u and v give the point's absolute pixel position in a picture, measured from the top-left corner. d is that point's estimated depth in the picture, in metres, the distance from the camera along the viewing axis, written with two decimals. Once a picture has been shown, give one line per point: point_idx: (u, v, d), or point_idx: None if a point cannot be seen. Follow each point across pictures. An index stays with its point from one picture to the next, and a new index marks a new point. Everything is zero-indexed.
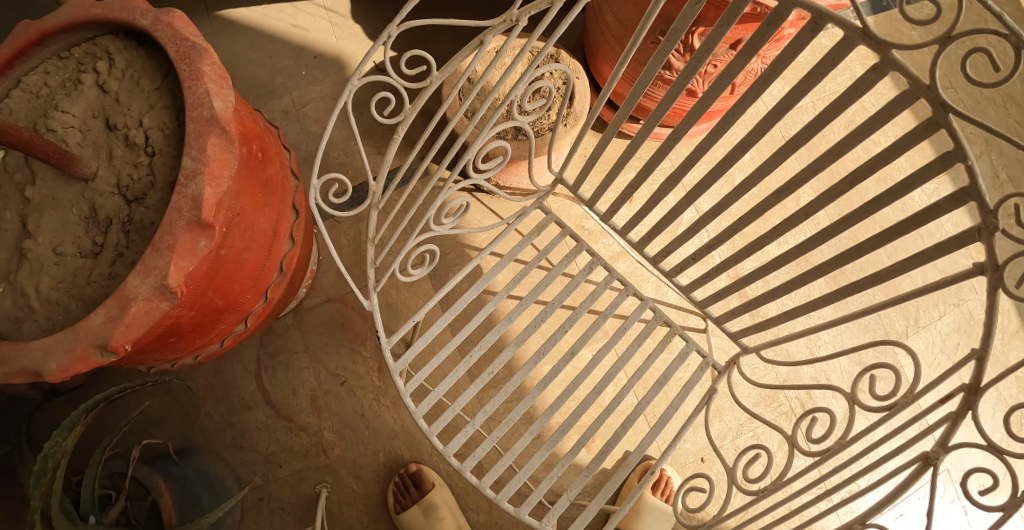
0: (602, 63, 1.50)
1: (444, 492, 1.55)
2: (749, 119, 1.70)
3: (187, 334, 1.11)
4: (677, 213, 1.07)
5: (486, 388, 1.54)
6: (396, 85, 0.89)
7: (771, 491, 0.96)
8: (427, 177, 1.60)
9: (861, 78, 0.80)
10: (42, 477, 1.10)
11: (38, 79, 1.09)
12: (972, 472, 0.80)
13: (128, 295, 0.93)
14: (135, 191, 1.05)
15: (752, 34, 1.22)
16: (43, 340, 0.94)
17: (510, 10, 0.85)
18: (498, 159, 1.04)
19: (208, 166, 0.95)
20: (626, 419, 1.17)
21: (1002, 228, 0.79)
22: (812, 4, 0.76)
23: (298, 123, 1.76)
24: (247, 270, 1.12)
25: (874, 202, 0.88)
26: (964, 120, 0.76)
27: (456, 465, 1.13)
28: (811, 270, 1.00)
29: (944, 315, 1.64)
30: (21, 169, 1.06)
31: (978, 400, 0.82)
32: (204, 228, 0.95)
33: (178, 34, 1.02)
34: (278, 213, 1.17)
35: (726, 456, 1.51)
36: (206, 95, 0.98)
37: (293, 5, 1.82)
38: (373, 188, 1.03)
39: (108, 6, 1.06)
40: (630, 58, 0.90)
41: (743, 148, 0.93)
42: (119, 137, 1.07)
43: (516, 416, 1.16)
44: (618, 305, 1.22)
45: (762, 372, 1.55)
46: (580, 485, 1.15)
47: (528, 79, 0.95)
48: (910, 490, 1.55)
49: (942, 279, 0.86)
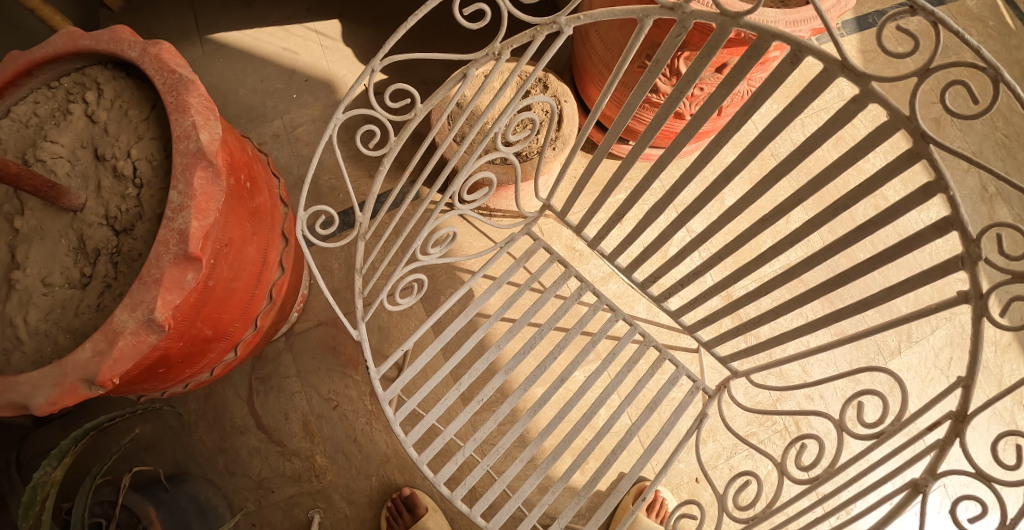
0: (590, 86, 1.51)
1: (437, 517, 1.55)
2: (739, 139, 1.71)
3: (176, 366, 1.10)
4: (666, 238, 1.07)
5: (479, 412, 1.54)
6: (381, 119, 0.91)
7: (764, 518, 0.96)
8: (419, 201, 1.62)
9: (842, 109, 0.81)
10: (31, 507, 1.14)
11: (27, 109, 1.09)
12: (961, 499, 0.80)
13: (115, 329, 0.93)
14: (123, 222, 1.05)
15: (738, 57, 1.23)
16: (30, 374, 0.94)
17: (493, 44, 0.87)
18: (484, 190, 1.05)
19: (195, 199, 0.96)
20: (618, 444, 1.17)
21: (984, 256, 0.79)
22: (791, 36, 0.77)
23: (289, 147, 1.76)
24: (235, 299, 1.12)
25: (860, 229, 0.88)
26: (944, 150, 0.77)
27: (447, 493, 1.12)
28: (800, 294, 1.00)
29: (936, 330, 1.65)
30: (9, 200, 1.06)
31: (966, 427, 0.82)
32: (191, 262, 0.95)
33: (166, 65, 1.03)
34: (267, 241, 1.17)
35: (719, 476, 1.51)
36: (192, 128, 0.99)
37: (284, 28, 1.83)
38: (360, 218, 1.03)
39: (96, 38, 1.07)
40: (614, 86, 0.91)
41: (730, 175, 0.93)
42: (108, 168, 1.07)
43: (506, 443, 1.16)
44: (608, 328, 1.21)
45: (756, 392, 1.55)
46: (572, 512, 1.14)
47: (514, 110, 0.96)
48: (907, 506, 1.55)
49: (929, 306, 0.87)
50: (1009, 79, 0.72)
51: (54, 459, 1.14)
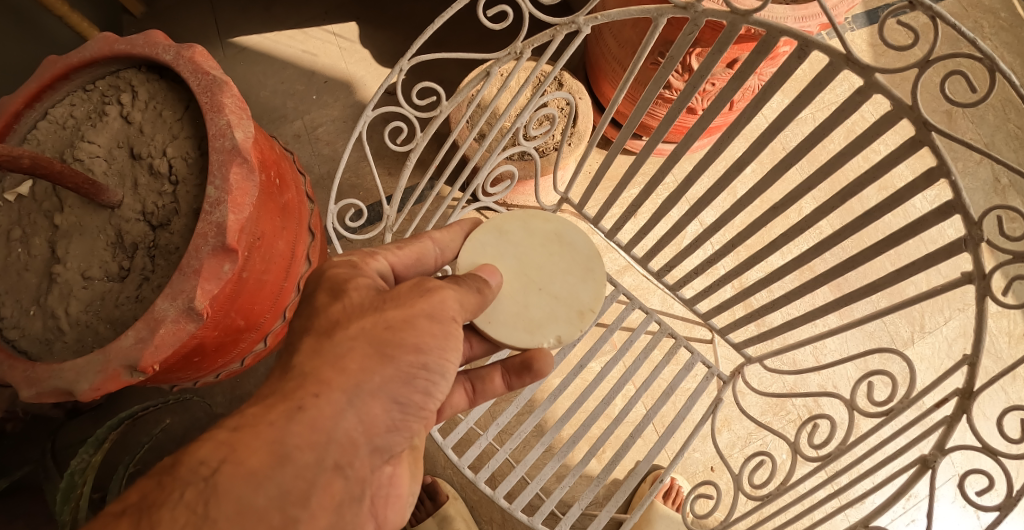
0: (604, 84, 1.54)
1: (458, 505, 1.56)
2: (751, 133, 1.74)
3: (210, 354, 1.15)
4: (681, 227, 1.10)
5: (498, 402, 1.56)
6: (408, 115, 0.97)
7: (776, 496, 0.99)
8: (440, 198, 1.67)
9: (848, 101, 0.84)
10: (69, 496, 1.21)
11: (64, 111, 1.14)
12: (967, 472, 0.82)
13: (157, 317, 0.97)
14: (159, 217, 1.10)
15: (749, 52, 1.26)
16: (75, 362, 0.99)
17: (514, 43, 0.92)
18: (505, 183, 1.15)
19: (231, 194, 1.00)
20: (634, 430, 1.20)
21: (987, 238, 0.82)
22: (797, 31, 0.80)
23: (310, 146, 1.80)
24: (267, 291, 1.17)
25: (871, 213, 0.91)
26: (946, 137, 0.80)
27: (470, 477, 1.17)
28: (810, 280, 1.03)
29: (949, 320, 1.67)
30: (48, 198, 1.11)
31: (972, 404, 0.85)
32: (228, 253, 1.00)
33: (200, 67, 1.08)
34: (295, 236, 1.22)
35: (734, 464, 1.53)
36: (227, 126, 1.04)
37: (302, 31, 1.88)
38: (388, 211, 1.12)
39: (131, 42, 1.12)
40: (629, 83, 0.95)
41: (744, 163, 0.96)
42: (144, 166, 1.12)
43: (527, 429, 1.19)
44: (625, 318, 1.24)
45: (769, 381, 1.58)
46: (590, 495, 1.18)
47: (533, 107, 1.01)
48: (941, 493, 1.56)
49: (934, 289, 0.89)
50: (1005, 69, 0.75)
51: (92, 446, 1.25)
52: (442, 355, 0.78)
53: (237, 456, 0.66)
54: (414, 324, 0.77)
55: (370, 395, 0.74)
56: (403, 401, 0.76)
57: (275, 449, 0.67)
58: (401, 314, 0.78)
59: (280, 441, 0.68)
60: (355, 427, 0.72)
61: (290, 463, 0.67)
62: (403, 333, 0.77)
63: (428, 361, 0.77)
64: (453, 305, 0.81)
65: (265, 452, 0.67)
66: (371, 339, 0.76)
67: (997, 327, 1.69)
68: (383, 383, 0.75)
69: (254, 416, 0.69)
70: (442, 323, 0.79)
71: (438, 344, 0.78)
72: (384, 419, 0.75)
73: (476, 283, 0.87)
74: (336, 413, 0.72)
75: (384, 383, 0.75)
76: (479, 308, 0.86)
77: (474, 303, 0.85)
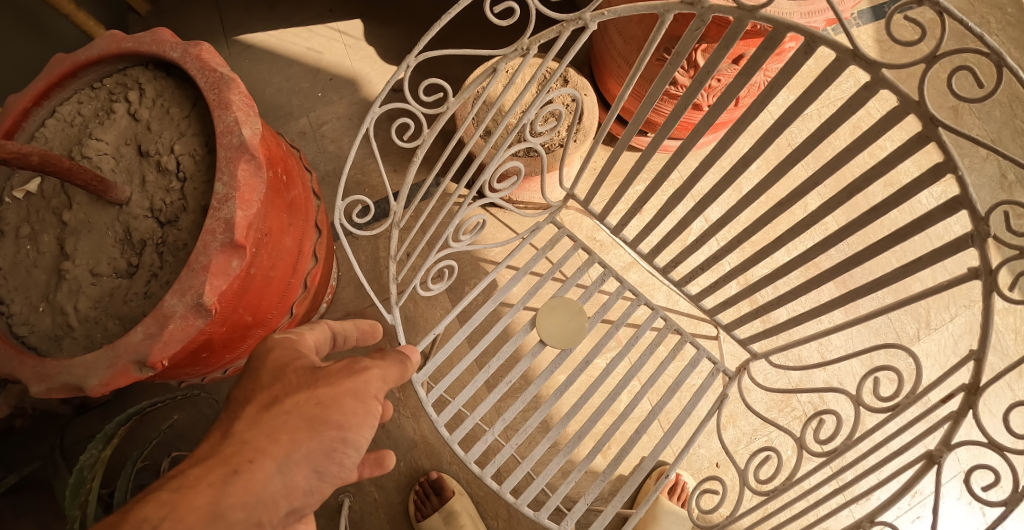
0: (609, 80, 1.54)
1: (464, 500, 1.57)
2: (756, 130, 1.74)
3: (218, 350, 1.16)
4: (687, 223, 1.10)
5: (503, 398, 1.57)
6: (415, 112, 0.96)
7: (782, 491, 0.99)
8: (446, 195, 1.68)
9: (854, 97, 0.84)
10: (80, 488, 1.20)
11: (72, 109, 1.15)
12: (973, 468, 0.82)
13: (166, 313, 0.98)
14: (167, 214, 1.10)
15: (755, 49, 1.26)
16: (84, 358, 1.00)
17: (521, 39, 0.92)
18: (512, 179, 1.14)
19: (239, 191, 1.01)
20: (640, 426, 1.20)
21: (993, 234, 0.82)
22: (804, 27, 0.80)
23: (316, 144, 1.81)
24: (274, 287, 1.17)
25: (876, 209, 0.91)
26: (953, 132, 0.80)
27: (477, 472, 1.17)
28: (815, 276, 1.03)
29: (955, 317, 1.67)
30: (57, 195, 1.11)
31: (978, 399, 0.85)
32: (236, 249, 1.01)
33: (207, 65, 1.08)
34: (302, 233, 1.22)
35: (740, 460, 1.53)
36: (235, 123, 1.04)
37: (308, 29, 1.88)
38: (394, 207, 1.11)
39: (139, 40, 1.13)
40: (636, 79, 0.95)
41: (750, 159, 0.96)
42: (152, 163, 1.12)
43: (533, 424, 1.19)
44: (630, 314, 1.24)
45: (775, 377, 1.58)
46: (596, 490, 1.18)
47: (540, 103, 1.01)
48: (946, 491, 1.56)
49: (939, 285, 0.89)
50: (1012, 64, 0.75)
51: (101, 442, 1.23)
52: (362, 433, 0.77)
53: (178, 514, 0.63)
54: (341, 403, 0.77)
55: (298, 462, 0.72)
56: (324, 471, 0.75)
57: (214, 505, 0.65)
58: (330, 391, 0.77)
59: (216, 501, 0.66)
60: (280, 491, 0.71)
61: (224, 522, 0.65)
62: (330, 409, 0.76)
63: (348, 436, 0.76)
64: (377, 384, 0.82)
65: (202, 512, 0.64)
66: (304, 415, 0.75)
67: (1003, 324, 1.69)
68: (307, 455, 0.73)
69: (193, 476, 0.66)
70: (366, 403, 0.79)
71: (361, 422, 0.77)
72: (304, 485, 0.73)
73: (401, 355, 0.88)
74: (267, 478, 0.70)
75: (309, 454, 0.73)
76: (398, 380, 0.86)
77: (393, 373, 0.85)
